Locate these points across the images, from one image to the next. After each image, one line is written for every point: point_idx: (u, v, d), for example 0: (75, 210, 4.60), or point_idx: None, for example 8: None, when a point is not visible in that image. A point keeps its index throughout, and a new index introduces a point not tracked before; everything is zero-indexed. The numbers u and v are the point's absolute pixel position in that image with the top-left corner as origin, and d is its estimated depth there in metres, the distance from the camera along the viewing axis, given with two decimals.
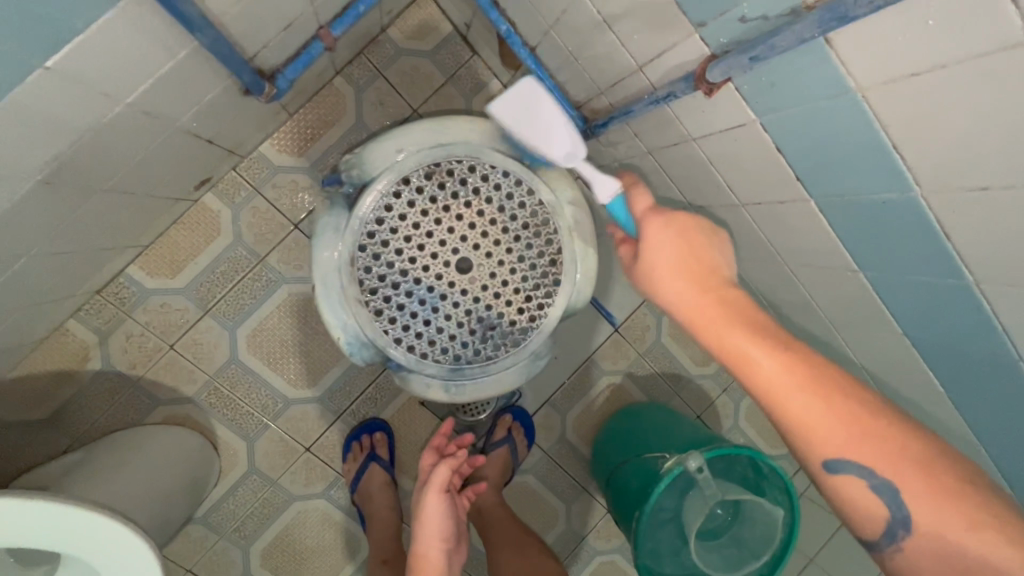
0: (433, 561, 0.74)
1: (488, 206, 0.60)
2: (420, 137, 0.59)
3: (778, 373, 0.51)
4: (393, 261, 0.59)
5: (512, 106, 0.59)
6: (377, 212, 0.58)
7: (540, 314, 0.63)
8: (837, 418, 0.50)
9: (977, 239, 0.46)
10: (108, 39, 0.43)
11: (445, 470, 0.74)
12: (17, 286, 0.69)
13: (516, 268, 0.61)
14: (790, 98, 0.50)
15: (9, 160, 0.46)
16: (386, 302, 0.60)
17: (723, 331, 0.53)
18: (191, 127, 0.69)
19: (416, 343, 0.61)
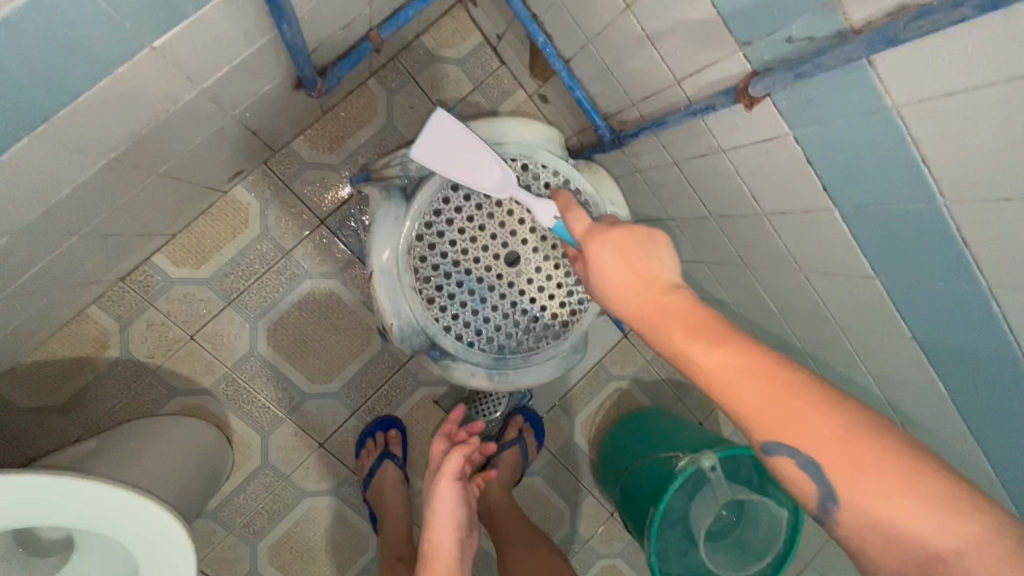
0: (445, 551, 0.66)
1: (538, 203, 0.64)
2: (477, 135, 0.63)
3: (721, 363, 0.43)
4: (448, 252, 0.62)
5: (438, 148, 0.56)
6: (435, 203, 0.62)
7: (580, 309, 0.66)
8: (795, 412, 0.41)
9: (994, 247, 0.51)
10: (207, 24, 0.45)
11: (458, 457, 0.70)
12: (58, 265, 0.69)
13: (561, 264, 0.64)
14: (827, 113, 0.54)
15: (94, 134, 0.48)
16: (439, 291, 0.62)
17: (675, 333, 0.46)
18: (242, 117, 0.71)
19: (464, 332, 0.63)
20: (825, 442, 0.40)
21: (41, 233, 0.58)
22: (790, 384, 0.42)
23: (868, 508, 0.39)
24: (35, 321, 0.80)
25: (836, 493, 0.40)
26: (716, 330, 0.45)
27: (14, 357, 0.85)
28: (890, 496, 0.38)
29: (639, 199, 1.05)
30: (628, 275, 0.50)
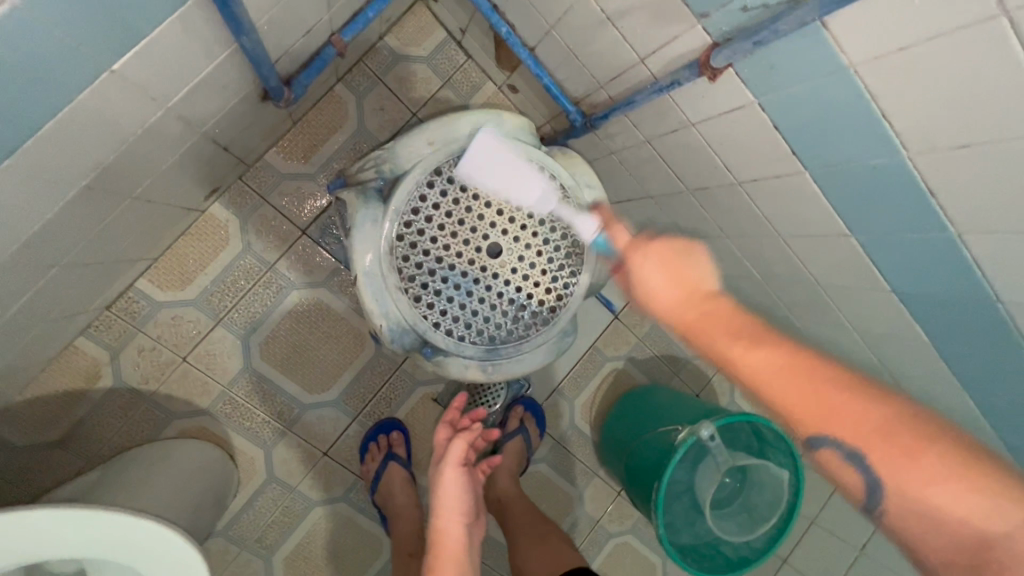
0: (454, 535, 0.67)
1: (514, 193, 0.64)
2: (447, 129, 0.63)
3: (758, 362, 0.50)
4: (429, 249, 0.63)
5: (485, 165, 0.62)
6: (412, 202, 0.62)
7: (566, 294, 0.67)
8: (829, 400, 0.47)
9: (959, 194, 0.53)
10: (165, 43, 0.45)
11: (461, 443, 0.71)
12: (40, 299, 0.68)
13: (542, 250, 0.65)
14: (789, 78, 0.55)
15: (64, 163, 0.48)
16: (424, 288, 0.63)
17: (715, 336, 0.53)
18: (212, 133, 0.71)
19: (453, 327, 0.64)
20: (858, 427, 0.45)
21: (19, 269, 0.57)
22: (823, 375, 0.48)
23: (906, 492, 0.43)
24: (22, 358, 0.79)
25: (880, 479, 0.44)
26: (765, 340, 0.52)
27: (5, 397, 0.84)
28: (919, 486, 0.42)
29: (615, 179, 1.06)
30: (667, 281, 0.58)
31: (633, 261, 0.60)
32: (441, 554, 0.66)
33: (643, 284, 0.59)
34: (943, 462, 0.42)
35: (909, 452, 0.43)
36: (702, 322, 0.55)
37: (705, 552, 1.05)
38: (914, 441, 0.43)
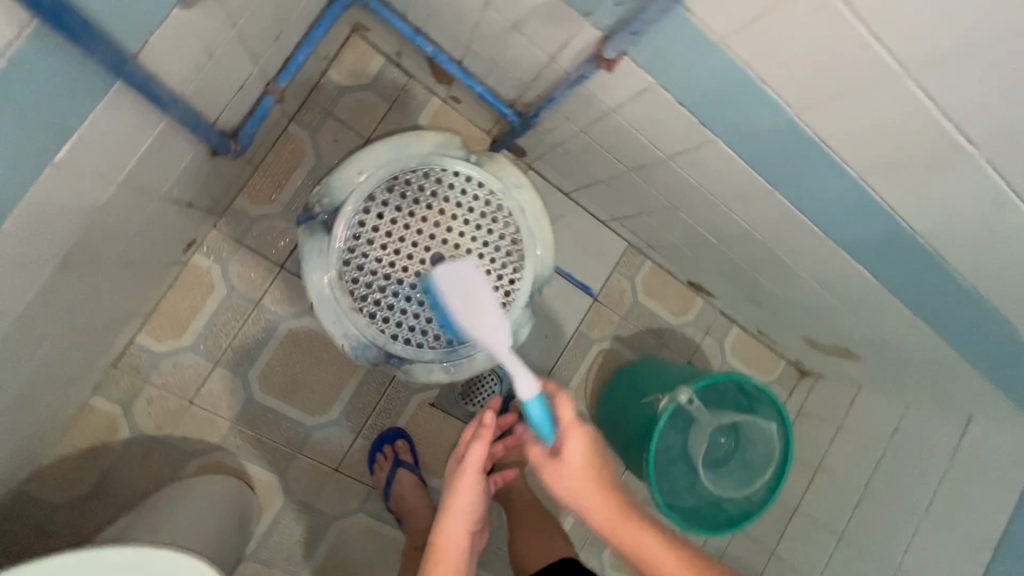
0: (456, 540, 0.66)
1: (447, 205, 0.70)
2: (374, 157, 0.68)
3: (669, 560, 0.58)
4: (376, 269, 0.68)
5: (457, 283, 0.64)
6: (352, 229, 0.67)
7: (513, 288, 0.71)
8: None
9: (846, 140, 0.56)
10: (99, 129, 0.51)
11: (482, 450, 0.67)
12: (45, 368, 0.75)
13: (482, 253, 0.70)
14: (673, 60, 0.59)
15: (34, 249, 0.54)
16: (378, 305, 0.69)
17: (634, 536, 0.59)
18: (172, 194, 0.77)
19: (411, 336, 0.70)
20: None
21: (17, 344, 0.64)
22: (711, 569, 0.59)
23: None
24: (41, 423, 0.87)
25: None
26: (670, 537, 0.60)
27: (33, 460, 0.92)
28: None
29: (566, 168, 1.10)
30: (593, 473, 0.61)
31: (570, 446, 0.61)
32: (440, 557, 0.65)
33: (575, 472, 0.60)
34: None
35: None
36: (631, 525, 0.59)
37: (709, 511, 1.09)
38: None
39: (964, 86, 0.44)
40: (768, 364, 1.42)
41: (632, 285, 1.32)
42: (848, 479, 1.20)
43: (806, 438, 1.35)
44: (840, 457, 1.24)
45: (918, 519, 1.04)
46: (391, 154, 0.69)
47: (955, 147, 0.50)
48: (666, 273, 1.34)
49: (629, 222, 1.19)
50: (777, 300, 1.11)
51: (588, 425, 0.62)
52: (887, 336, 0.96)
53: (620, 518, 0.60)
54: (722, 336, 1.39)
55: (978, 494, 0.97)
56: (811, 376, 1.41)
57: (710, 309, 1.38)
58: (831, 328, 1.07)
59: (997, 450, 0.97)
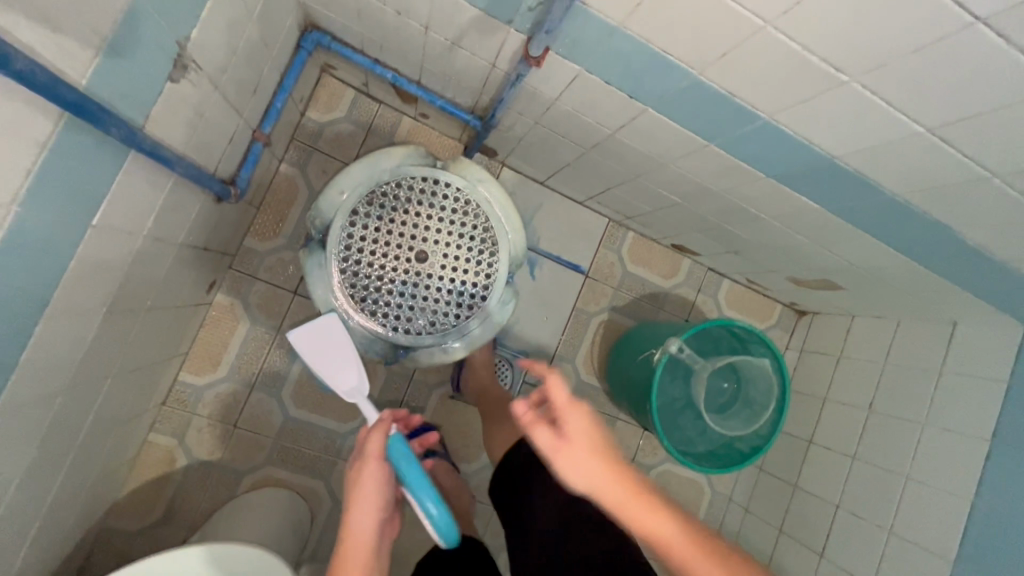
0: (365, 534, 0.64)
1: (422, 208, 0.80)
2: (351, 177, 0.78)
3: (682, 543, 0.55)
4: (369, 274, 0.79)
5: (316, 342, 0.75)
6: (342, 243, 0.78)
7: (492, 271, 0.81)
8: None
9: (748, 88, 0.64)
10: (122, 192, 0.62)
11: (380, 435, 0.69)
12: (107, 408, 0.87)
13: (460, 244, 0.80)
14: (589, 46, 0.68)
15: (87, 301, 0.65)
16: (377, 303, 0.79)
17: (644, 514, 0.56)
18: (189, 240, 0.88)
19: (410, 325, 0.80)
20: None
21: (83, 386, 0.75)
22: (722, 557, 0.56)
23: None
24: (111, 460, 0.99)
25: None
26: (678, 516, 0.57)
27: (109, 495, 1.04)
28: None
29: (535, 159, 1.20)
30: (598, 455, 0.58)
31: (570, 427, 0.59)
32: (352, 552, 0.63)
33: (579, 458, 0.57)
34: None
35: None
36: (641, 504, 0.56)
37: (722, 452, 1.16)
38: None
39: (817, 27, 0.52)
40: (765, 310, 1.48)
41: (619, 257, 1.40)
42: (854, 403, 1.25)
43: (812, 373, 1.40)
44: (843, 384, 1.30)
45: (921, 427, 1.09)
46: (365, 172, 0.78)
47: (830, 78, 0.58)
48: (650, 241, 1.42)
49: (604, 199, 1.28)
50: (752, 246, 1.18)
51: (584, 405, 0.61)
52: (856, 260, 1.02)
53: (633, 499, 0.56)
54: (715, 291, 1.45)
55: (970, 392, 1.02)
56: (808, 314, 1.46)
57: (698, 267, 1.44)
58: (807, 263, 1.14)
59: (983, 347, 1.02)
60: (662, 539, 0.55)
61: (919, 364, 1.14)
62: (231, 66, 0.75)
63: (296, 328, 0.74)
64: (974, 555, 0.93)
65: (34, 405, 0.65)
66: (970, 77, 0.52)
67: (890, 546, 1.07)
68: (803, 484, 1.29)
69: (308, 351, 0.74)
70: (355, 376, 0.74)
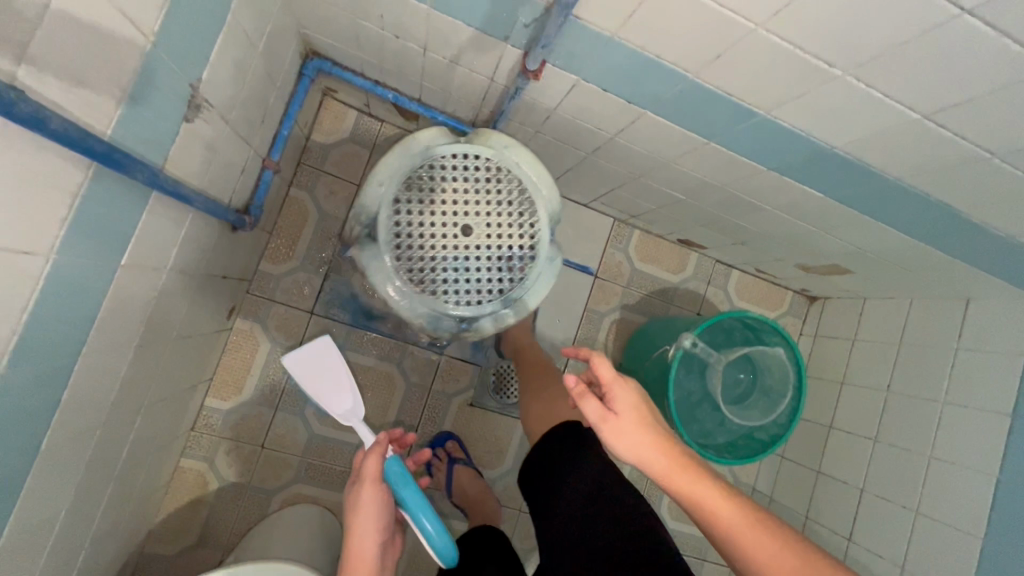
0: (367, 556, 0.70)
1: (458, 184, 0.80)
2: (386, 169, 0.79)
3: (722, 507, 0.59)
4: (423, 255, 0.79)
5: (311, 367, 0.85)
6: (391, 232, 0.79)
7: (535, 230, 0.82)
8: (780, 548, 0.56)
9: (744, 87, 0.66)
10: (147, 231, 0.65)
11: (375, 458, 0.72)
12: (141, 437, 0.90)
13: (500, 210, 0.81)
14: (585, 56, 0.70)
15: (120, 337, 0.68)
16: (436, 283, 0.80)
17: (680, 479, 0.62)
18: (208, 270, 0.91)
19: (471, 297, 0.81)
20: None
21: (119, 419, 0.78)
22: (766, 526, 0.58)
23: None
24: (146, 489, 1.01)
25: None
26: (718, 483, 0.61)
27: (146, 521, 1.07)
28: None
29: None
30: (642, 423, 0.65)
31: (617, 399, 0.67)
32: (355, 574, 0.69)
33: (625, 425, 0.65)
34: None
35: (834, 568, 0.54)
36: (682, 470, 0.62)
37: (743, 442, 1.18)
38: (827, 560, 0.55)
39: (808, 26, 0.54)
40: (776, 298, 1.49)
41: (627, 255, 1.41)
42: (871, 385, 1.25)
43: (826, 358, 1.40)
44: (859, 368, 1.30)
45: (940, 406, 1.09)
46: (397, 161, 0.79)
47: (823, 73, 0.59)
48: (656, 238, 1.43)
49: (608, 200, 1.29)
50: (757, 237, 1.18)
51: (628, 381, 0.69)
52: (864, 244, 1.02)
53: (677, 468, 0.62)
54: (724, 282, 1.46)
55: (987, 368, 1.02)
56: (819, 300, 1.47)
57: (706, 260, 1.45)
58: (814, 249, 1.14)
59: (998, 322, 1.02)
60: (706, 507, 0.60)
61: (934, 343, 1.14)
62: (240, 101, 0.78)
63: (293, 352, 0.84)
64: (1001, 530, 0.93)
65: (76, 441, 0.67)
66: (960, 65, 0.53)
67: (917, 526, 1.07)
68: (825, 469, 1.30)
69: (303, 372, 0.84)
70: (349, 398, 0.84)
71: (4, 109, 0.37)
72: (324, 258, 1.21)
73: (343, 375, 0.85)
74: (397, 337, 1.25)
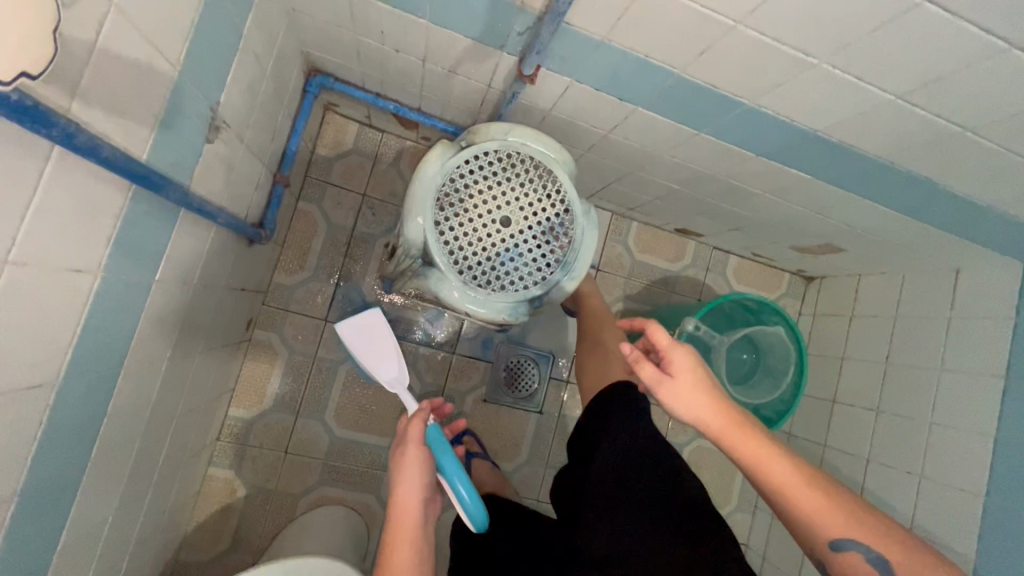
0: (411, 508, 0.73)
1: (482, 184, 0.84)
2: (416, 201, 0.83)
3: (783, 468, 0.62)
4: (478, 259, 0.84)
5: (361, 336, 0.86)
6: (445, 250, 0.83)
7: (561, 194, 0.85)
8: (834, 504, 0.61)
9: (728, 79, 0.70)
10: (178, 247, 0.69)
11: (419, 424, 0.77)
12: (174, 446, 0.94)
13: (526, 190, 0.85)
14: (579, 59, 0.74)
15: (156, 349, 0.72)
16: (498, 281, 0.85)
17: (740, 440, 0.64)
18: (229, 283, 0.95)
19: (534, 279, 0.86)
20: (869, 529, 0.60)
21: (156, 428, 0.82)
22: (820, 485, 0.62)
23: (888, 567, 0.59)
24: (180, 497, 1.06)
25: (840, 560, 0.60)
26: (773, 442, 0.64)
27: (180, 530, 1.11)
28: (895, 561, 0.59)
29: None
30: (702, 386, 0.66)
31: (675, 363, 0.67)
32: (399, 526, 0.72)
33: (685, 387, 0.66)
34: (885, 535, 0.60)
35: (883, 526, 0.60)
36: (741, 430, 0.64)
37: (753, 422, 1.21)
38: (876, 517, 0.61)
39: (784, 20, 0.58)
40: (773, 280, 1.53)
41: (626, 247, 1.45)
42: (871, 358, 1.29)
43: (826, 336, 1.44)
44: (858, 342, 1.34)
45: (938, 373, 1.13)
46: (422, 189, 0.83)
47: (801, 62, 0.64)
48: (654, 229, 1.47)
49: (605, 195, 1.33)
50: (751, 222, 1.23)
51: (684, 345, 0.69)
52: (854, 222, 1.06)
53: (735, 427, 0.64)
54: (723, 268, 1.50)
55: (976, 334, 1.07)
56: (816, 279, 1.51)
57: (703, 247, 1.49)
58: (806, 230, 1.19)
59: (986, 288, 1.06)
60: (765, 465, 0.62)
61: (928, 314, 1.18)
62: (253, 121, 0.82)
63: (342, 322, 0.84)
64: (1001, 487, 0.97)
65: (121, 449, 0.71)
66: (925, 49, 0.58)
67: (922, 491, 1.11)
68: (832, 443, 1.33)
69: (354, 340, 0.86)
70: (397, 368, 0.86)
71: (65, 139, 0.42)
72: (335, 266, 1.25)
73: (392, 344, 0.86)
74: (408, 339, 1.30)
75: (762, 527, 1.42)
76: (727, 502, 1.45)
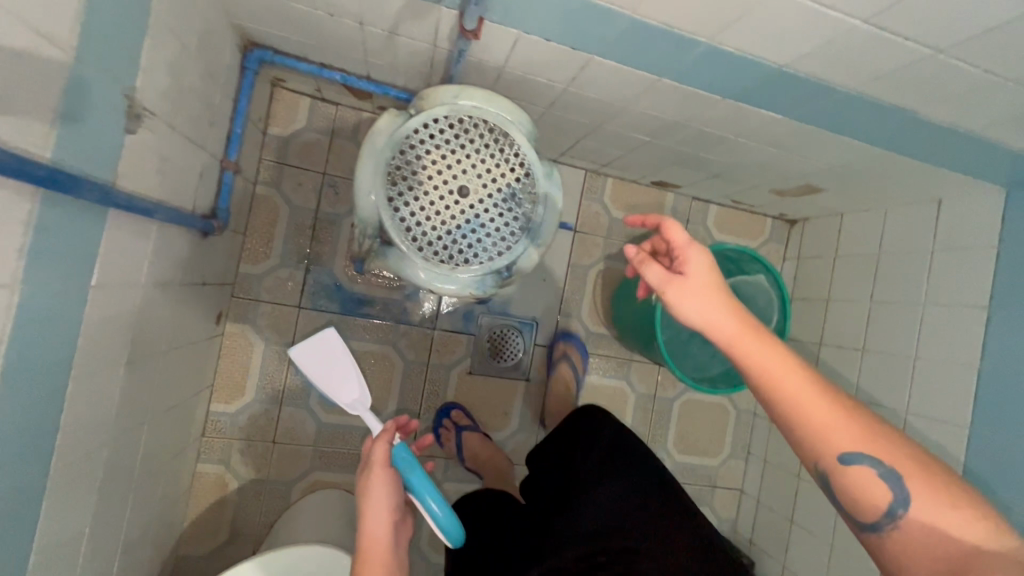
0: (379, 537, 0.73)
1: (436, 153, 0.80)
2: (366, 177, 0.79)
3: (797, 380, 0.55)
4: (438, 234, 0.80)
5: (317, 359, 0.84)
6: (402, 228, 0.79)
7: (521, 157, 0.81)
8: (852, 424, 0.54)
9: (682, 16, 0.65)
10: (113, 249, 0.65)
11: (383, 445, 0.75)
12: (153, 448, 0.93)
13: (484, 154, 0.80)
14: (523, 6, 0.68)
15: (108, 357, 0.70)
16: (461, 254, 0.81)
17: (755, 346, 0.57)
18: (187, 279, 0.92)
19: (499, 249, 0.82)
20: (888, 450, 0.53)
21: (126, 433, 0.80)
22: (840, 404, 0.55)
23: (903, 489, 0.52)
24: (169, 495, 1.05)
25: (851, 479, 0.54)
26: (792, 354, 0.57)
27: (175, 526, 1.12)
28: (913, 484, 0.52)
29: None
30: (717, 288, 0.60)
31: (689, 262, 0.61)
32: (369, 555, 0.72)
33: (698, 287, 0.60)
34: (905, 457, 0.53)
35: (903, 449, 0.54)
36: (756, 336, 0.57)
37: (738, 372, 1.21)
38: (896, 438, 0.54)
39: None
40: (755, 227, 1.50)
41: (603, 205, 1.41)
42: (855, 298, 1.28)
43: (811, 279, 1.42)
44: (842, 283, 1.32)
45: (922, 307, 1.11)
46: (371, 163, 0.79)
47: None
48: (630, 184, 1.42)
49: (576, 153, 1.28)
50: (727, 168, 1.18)
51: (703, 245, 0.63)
52: (830, 160, 1.03)
53: (750, 333, 0.57)
54: (703, 218, 1.47)
55: (958, 266, 1.05)
56: (799, 223, 1.48)
57: (682, 199, 1.45)
58: (784, 172, 1.15)
59: (967, 217, 1.04)
60: (778, 373, 0.55)
61: (910, 249, 1.16)
62: (183, 105, 0.77)
63: (294, 347, 0.83)
64: (985, 417, 0.97)
65: (86, 459, 0.70)
66: None
67: (908, 426, 1.11)
68: None
69: (311, 364, 0.83)
70: (357, 388, 0.83)
71: None
72: (302, 250, 1.21)
73: (350, 365, 0.84)
74: (385, 319, 1.27)
75: (755, 472, 1.44)
76: (720, 451, 1.46)
